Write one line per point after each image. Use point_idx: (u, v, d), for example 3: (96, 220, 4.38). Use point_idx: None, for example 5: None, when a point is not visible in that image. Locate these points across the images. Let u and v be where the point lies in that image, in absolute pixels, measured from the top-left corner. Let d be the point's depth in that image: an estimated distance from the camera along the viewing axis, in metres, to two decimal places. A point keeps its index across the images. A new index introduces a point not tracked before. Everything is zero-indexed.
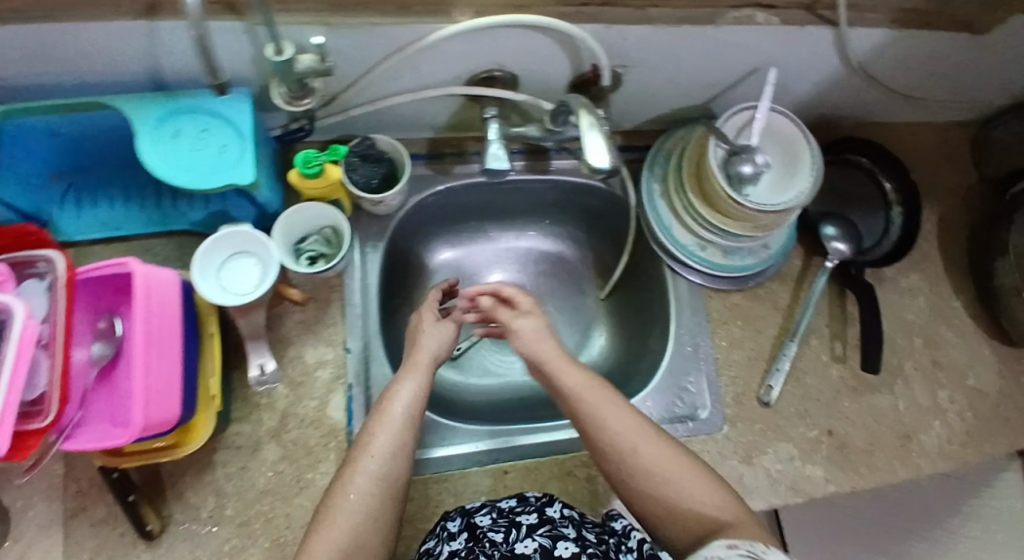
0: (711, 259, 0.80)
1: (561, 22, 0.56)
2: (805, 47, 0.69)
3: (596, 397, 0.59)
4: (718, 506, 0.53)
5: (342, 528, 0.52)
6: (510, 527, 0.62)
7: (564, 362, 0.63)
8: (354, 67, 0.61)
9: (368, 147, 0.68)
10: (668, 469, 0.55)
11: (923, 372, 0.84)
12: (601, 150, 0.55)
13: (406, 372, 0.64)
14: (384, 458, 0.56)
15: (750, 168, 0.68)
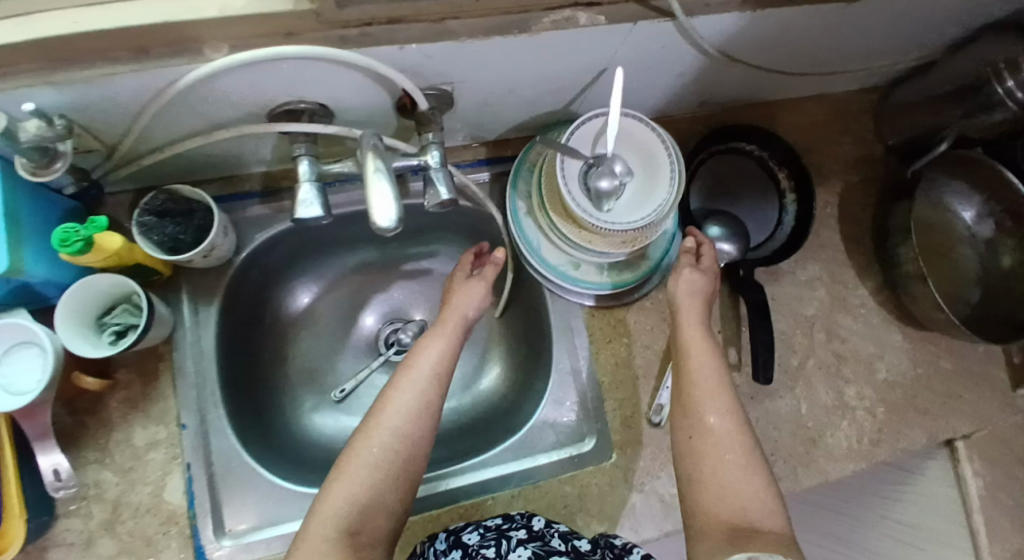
0: (587, 277, 0.74)
1: (345, 54, 0.49)
2: (651, 41, 0.61)
3: (712, 382, 0.63)
4: (757, 506, 0.55)
5: (359, 485, 0.52)
6: (499, 540, 0.60)
7: (698, 333, 0.67)
8: (116, 117, 0.53)
9: (165, 200, 0.60)
10: (732, 459, 0.58)
11: (827, 369, 0.80)
12: (387, 202, 0.48)
13: (434, 332, 0.64)
14: (410, 411, 0.57)
15: (608, 184, 0.61)
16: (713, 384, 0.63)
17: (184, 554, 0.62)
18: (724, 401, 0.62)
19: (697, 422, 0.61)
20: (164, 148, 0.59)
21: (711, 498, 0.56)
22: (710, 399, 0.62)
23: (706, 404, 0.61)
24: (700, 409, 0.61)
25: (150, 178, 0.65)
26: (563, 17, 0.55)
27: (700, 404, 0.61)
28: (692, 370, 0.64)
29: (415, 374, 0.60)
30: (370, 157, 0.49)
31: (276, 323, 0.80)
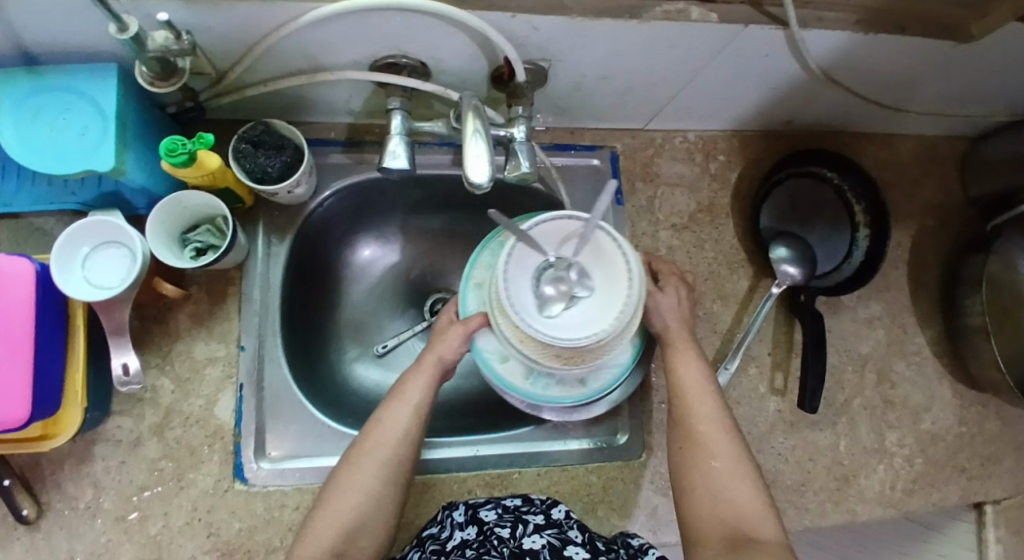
0: (509, 378, 0.59)
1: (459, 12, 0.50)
2: (755, 49, 0.61)
3: (701, 396, 0.59)
4: (753, 515, 0.54)
5: (346, 514, 0.54)
6: (516, 523, 0.61)
7: (687, 353, 0.61)
8: (233, 45, 0.55)
9: (261, 132, 0.63)
10: (719, 465, 0.56)
11: (873, 411, 0.79)
12: (482, 164, 0.49)
13: (416, 369, 0.60)
14: (393, 444, 0.57)
15: (554, 289, 0.48)
16: (695, 389, 0.59)
17: (224, 468, 0.65)
18: (716, 411, 0.59)
19: (687, 434, 0.58)
20: (267, 82, 0.61)
21: (705, 508, 0.55)
22: (699, 411, 0.58)
23: (698, 417, 0.58)
24: (690, 422, 0.58)
25: (247, 109, 0.67)
26: (674, 9, 0.55)
27: (689, 411, 0.59)
28: (678, 381, 0.60)
29: (405, 408, 0.58)
30: (470, 118, 0.50)
31: (332, 273, 0.81)
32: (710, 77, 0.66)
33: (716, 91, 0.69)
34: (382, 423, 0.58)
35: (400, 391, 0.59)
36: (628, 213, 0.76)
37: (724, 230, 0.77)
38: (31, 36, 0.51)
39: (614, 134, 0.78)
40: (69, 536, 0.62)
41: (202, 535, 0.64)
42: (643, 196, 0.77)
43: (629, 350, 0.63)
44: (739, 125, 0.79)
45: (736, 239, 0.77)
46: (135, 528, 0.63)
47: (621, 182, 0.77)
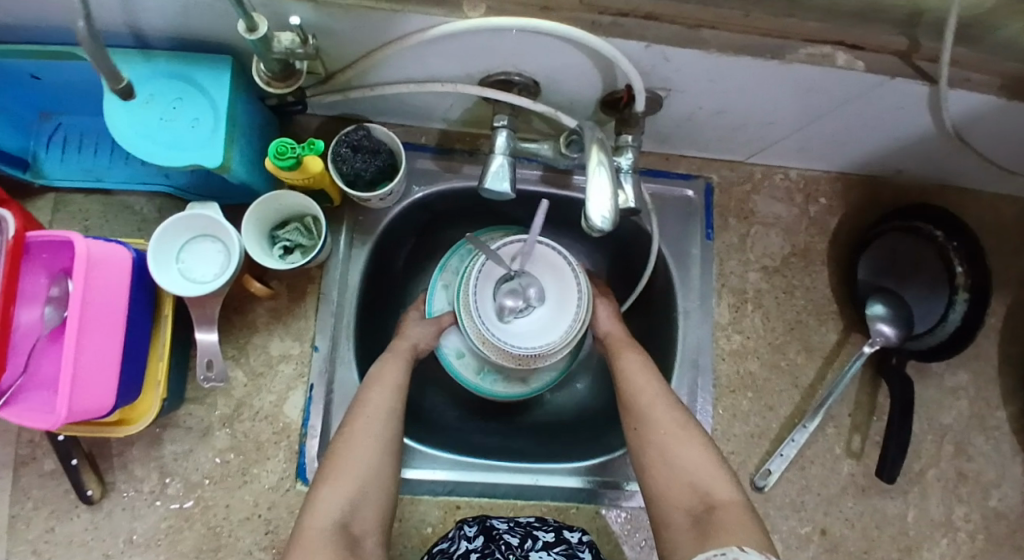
0: (463, 370, 0.77)
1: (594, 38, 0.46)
2: (890, 101, 0.57)
3: (644, 377, 0.65)
4: (709, 482, 0.57)
5: (348, 482, 0.56)
6: (526, 536, 0.63)
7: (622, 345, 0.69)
8: (352, 49, 0.53)
9: (362, 136, 0.61)
10: (670, 436, 0.60)
11: (945, 484, 0.75)
12: (604, 199, 0.46)
13: (383, 363, 0.65)
14: (383, 412, 0.60)
15: (511, 300, 0.67)
16: (642, 377, 0.64)
17: (288, 467, 0.65)
18: (660, 392, 0.63)
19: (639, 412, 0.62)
20: (374, 87, 0.59)
21: (668, 484, 0.58)
22: (647, 395, 0.63)
23: (647, 395, 0.63)
24: (640, 406, 0.62)
25: (346, 109, 0.66)
26: (820, 52, 0.50)
27: (637, 395, 0.63)
28: (623, 363, 0.67)
29: (387, 384, 0.62)
30: (595, 149, 0.48)
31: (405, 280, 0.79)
32: (832, 122, 0.62)
33: (832, 136, 0.65)
34: (366, 403, 0.61)
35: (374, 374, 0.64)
36: (717, 250, 0.73)
37: (817, 277, 0.74)
38: (151, 23, 0.51)
39: (710, 164, 0.74)
40: (131, 518, 0.63)
41: (260, 531, 0.64)
42: (736, 233, 0.73)
43: (565, 358, 0.78)
44: (845, 169, 0.74)
45: (830, 288, 0.74)
46: (196, 517, 0.64)
47: (713, 216, 0.73)
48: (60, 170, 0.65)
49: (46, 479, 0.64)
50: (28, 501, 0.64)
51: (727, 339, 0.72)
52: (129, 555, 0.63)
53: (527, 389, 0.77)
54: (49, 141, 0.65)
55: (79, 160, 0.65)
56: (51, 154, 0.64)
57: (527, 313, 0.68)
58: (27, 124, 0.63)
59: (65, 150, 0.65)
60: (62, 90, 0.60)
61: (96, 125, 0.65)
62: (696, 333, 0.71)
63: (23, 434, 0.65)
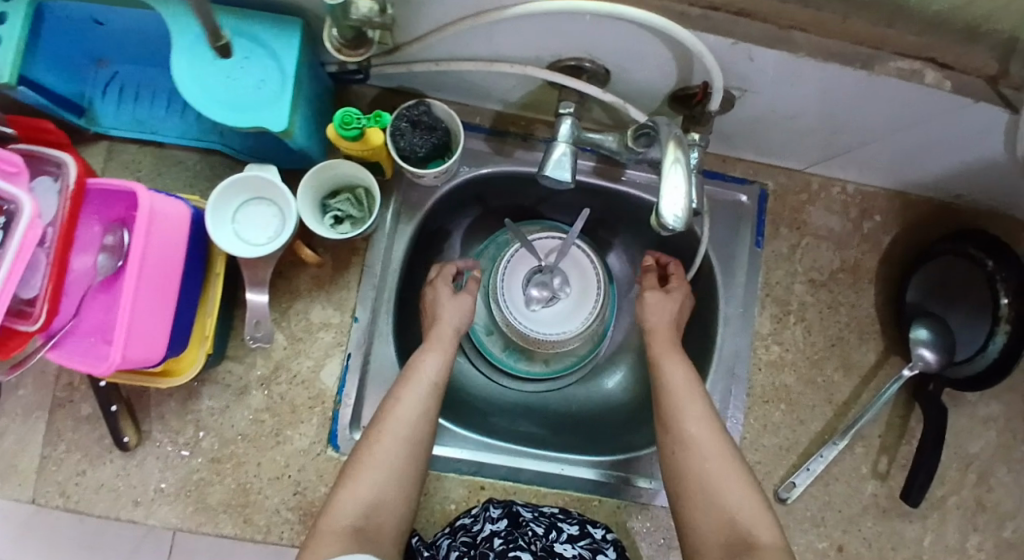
0: (490, 345, 0.81)
1: (681, 31, 0.44)
2: (970, 125, 0.55)
3: (685, 393, 0.60)
4: (748, 518, 0.53)
5: (366, 489, 0.56)
6: (551, 526, 0.64)
7: (668, 351, 0.64)
8: (424, 21, 0.52)
9: (421, 112, 0.61)
10: (713, 468, 0.56)
11: (964, 512, 0.74)
12: (679, 198, 0.44)
13: (428, 344, 0.65)
14: (410, 421, 0.60)
15: (540, 291, 0.74)
16: (687, 396, 0.60)
17: (319, 432, 0.66)
18: (708, 424, 0.59)
19: (678, 432, 0.59)
20: (439, 61, 0.58)
21: (704, 515, 0.55)
22: (695, 427, 0.58)
23: (687, 414, 0.59)
24: (687, 434, 0.58)
25: (405, 82, 0.65)
26: (910, 67, 0.49)
27: (679, 417, 0.59)
28: (666, 377, 0.62)
29: (421, 383, 0.62)
30: (670, 146, 0.45)
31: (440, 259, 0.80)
32: (902, 138, 0.60)
33: (898, 153, 0.64)
34: (396, 405, 0.60)
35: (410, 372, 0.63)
36: (765, 257, 0.71)
37: (863, 294, 0.72)
38: None
39: (766, 169, 0.73)
40: (163, 467, 0.64)
41: (288, 491, 0.65)
42: (786, 242, 0.72)
43: (585, 345, 0.80)
44: (905, 188, 0.73)
45: (875, 308, 0.73)
46: (227, 472, 0.65)
47: (764, 224, 0.72)
48: (115, 118, 0.64)
49: (81, 423, 0.65)
50: (61, 443, 0.65)
51: (766, 349, 0.70)
52: (159, 504, 0.64)
53: (547, 370, 0.81)
54: (105, 88, 0.64)
55: (134, 110, 0.64)
56: (108, 102, 0.64)
57: (555, 303, 0.75)
58: (84, 68, 0.62)
59: (120, 99, 0.64)
60: (123, 36, 0.59)
61: (154, 77, 0.64)
62: (735, 339, 0.70)
63: (61, 378, 0.65)
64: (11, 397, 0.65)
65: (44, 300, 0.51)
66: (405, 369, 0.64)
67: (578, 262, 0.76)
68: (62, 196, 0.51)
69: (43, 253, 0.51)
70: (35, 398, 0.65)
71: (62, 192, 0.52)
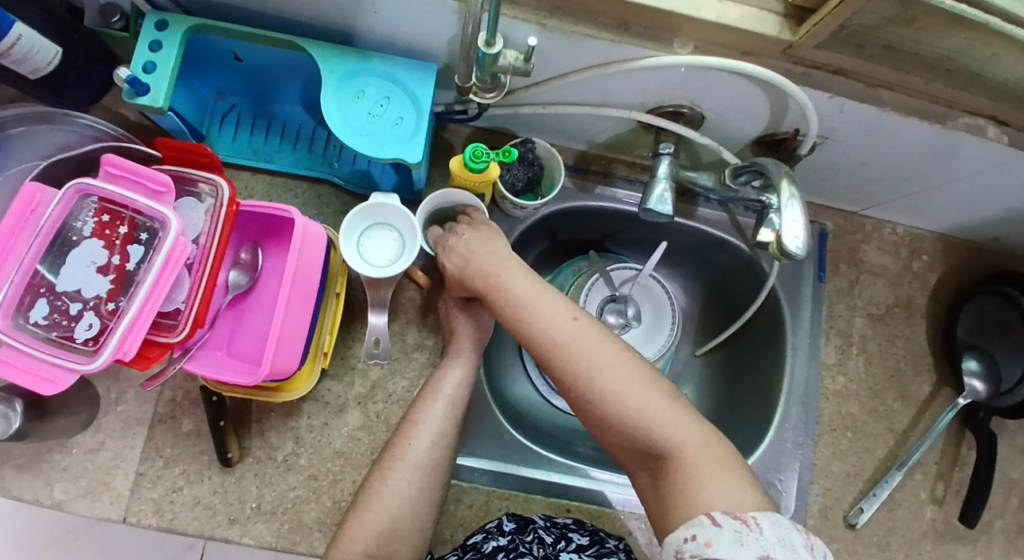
0: None
1: (790, 83, 0.51)
2: (1016, 171, 0.63)
3: (539, 303, 0.56)
4: (659, 422, 0.49)
5: (381, 515, 0.57)
6: (560, 536, 0.66)
7: (514, 267, 0.59)
8: (548, 70, 0.59)
9: (527, 149, 0.67)
10: (600, 365, 0.52)
11: (1009, 535, 0.79)
12: (799, 230, 0.49)
13: (450, 356, 0.65)
14: (428, 447, 0.60)
15: (615, 318, 0.79)
16: (548, 304, 0.56)
17: None
18: (583, 330, 0.54)
19: (554, 350, 0.54)
20: (547, 104, 0.64)
21: (616, 437, 0.52)
22: (567, 333, 0.54)
23: (550, 322, 0.55)
24: (552, 343, 0.54)
25: (504, 123, 0.71)
26: (977, 123, 0.57)
27: (540, 327, 0.55)
28: (507, 288, 0.58)
29: (436, 402, 0.61)
30: (784, 183, 0.51)
31: None
32: (951, 185, 0.68)
33: (944, 199, 0.71)
34: (413, 429, 0.60)
35: (433, 385, 0.62)
36: (827, 292, 0.76)
37: (916, 328, 0.77)
38: (377, 23, 0.55)
39: (823, 211, 0.78)
40: (260, 484, 0.65)
41: None
42: (845, 278, 0.77)
43: None
44: (949, 231, 0.79)
45: (927, 340, 0.78)
46: (323, 490, 0.66)
47: (825, 260, 0.76)
48: (228, 146, 0.69)
49: (181, 439, 0.66)
50: (160, 458, 0.66)
51: (832, 379, 0.74)
52: (254, 522, 0.65)
53: None
54: (220, 119, 0.69)
55: (249, 141, 0.69)
56: (224, 132, 0.69)
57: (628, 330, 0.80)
58: (205, 101, 0.68)
59: (236, 130, 0.69)
60: (250, 71, 0.65)
61: (270, 112, 0.70)
62: (804, 369, 0.73)
63: (165, 393, 0.67)
64: (111, 412, 0.67)
65: (189, 314, 0.53)
66: (428, 380, 0.64)
67: (649, 291, 0.83)
68: (212, 216, 0.54)
69: (189, 270, 0.54)
70: (136, 413, 0.67)
71: (212, 211, 0.55)
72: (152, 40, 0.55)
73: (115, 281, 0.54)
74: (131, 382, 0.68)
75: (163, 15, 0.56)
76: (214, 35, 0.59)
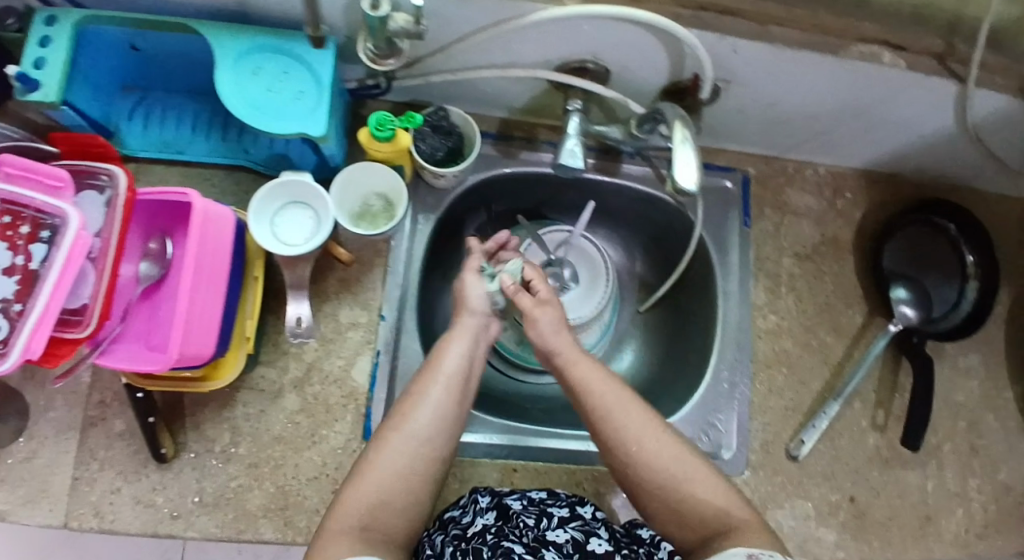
0: (506, 340, 0.84)
1: (675, 26, 0.51)
2: (923, 95, 0.63)
3: (610, 394, 0.59)
4: (723, 506, 0.53)
5: (375, 489, 0.51)
6: (541, 515, 0.63)
7: (577, 354, 0.62)
8: (447, 33, 0.58)
9: (440, 117, 0.66)
10: (669, 457, 0.56)
11: (959, 457, 0.80)
12: (692, 173, 0.50)
13: (453, 333, 0.63)
14: (431, 425, 0.56)
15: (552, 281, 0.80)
16: (612, 395, 0.59)
17: (354, 429, 0.68)
18: (652, 421, 0.57)
19: (622, 438, 0.57)
20: (456, 71, 0.63)
21: (667, 514, 0.55)
22: (634, 423, 0.57)
23: (620, 413, 0.58)
24: (619, 429, 0.57)
25: (420, 94, 0.70)
26: (870, 50, 0.57)
27: (609, 420, 0.58)
28: (575, 375, 0.61)
29: (437, 377, 0.58)
30: (677, 126, 0.51)
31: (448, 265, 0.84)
32: (865, 117, 0.69)
33: (860, 133, 0.72)
34: (419, 402, 0.57)
35: (432, 366, 0.59)
36: (753, 236, 0.78)
37: (845, 264, 0.79)
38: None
39: (747, 158, 0.80)
40: (200, 477, 0.66)
41: (328, 489, 0.66)
42: (770, 221, 0.79)
43: None
44: (871, 166, 0.81)
45: (857, 273, 0.80)
46: (265, 476, 0.66)
47: (750, 206, 0.79)
48: (140, 141, 0.68)
49: (114, 440, 0.67)
50: (94, 462, 0.66)
51: (764, 318, 0.77)
52: (197, 514, 0.65)
53: None
54: (130, 114, 0.68)
55: (160, 132, 0.68)
56: (134, 126, 0.68)
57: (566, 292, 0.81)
58: (112, 96, 0.67)
59: (146, 122, 0.68)
60: (152, 59, 0.64)
61: (180, 101, 0.69)
62: (736, 314, 0.76)
63: (93, 395, 0.67)
64: (41, 419, 0.67)
65: (96, 308, 0.52)
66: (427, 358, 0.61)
67: (584, 252, 0.83)
68: (111, 207, 0.54)
69: (92, 264, 0.53)
70: (66, 418, 0.67)
71: (111, 202, 0.54)
72: (42, 36, 0.54)
73: (20, 281, 0.51)
74: (61, 389, 0.67)
75: (52, 10, 0.55)
76: (110, 26, 0.58)
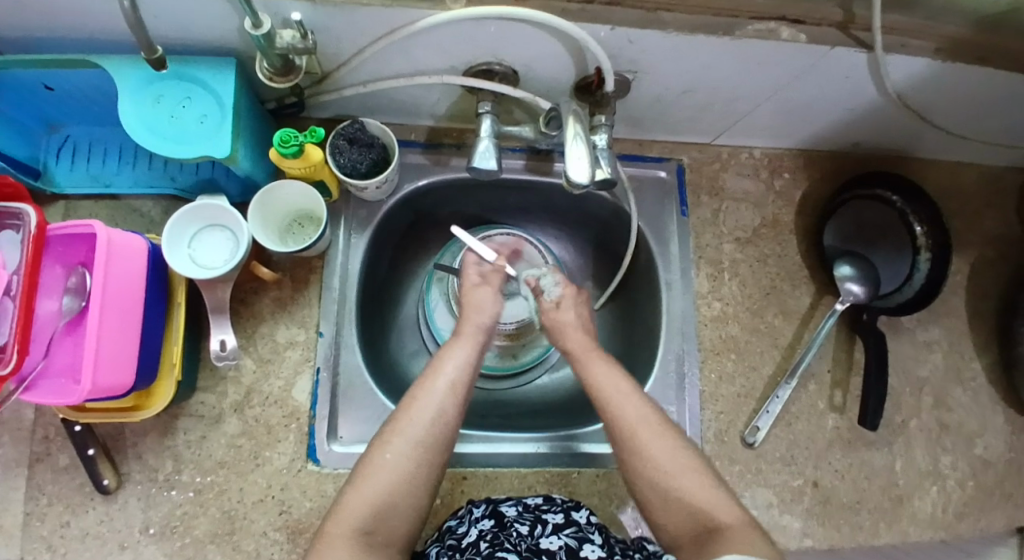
0: None
1: (562, 21, 0.51)
2: (837, 69, 0.62)
3: (615, 386, 0.60)
4: (710, 507, 0.53)
5: (377, 489, 0.52)
6: (536, 522, 0.60)
7: (589, 350, 0.64)
8: (345, 47, 0.58)
9: (357, 130, 0.65)
10: (670, 463, 0.55)
11: (928, 434, 0.78)
12: (582, 167, 0.54)
13: (456, 340, 0.62)
14: (428, 423, 0.55)
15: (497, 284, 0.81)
16: (622, 394, 0.59)
17: (299, 448, 0.67)
18: (654, 429, 0.57)
19: (624, 433, 0.57)
20: (366, 83, 0.65)
21: (674, 515, 0.54)
22: (643, 426, 0.57)
23: (626, 413, 0.58)
24: (620, 422, 0.58)
25: (341, 108, 0.71)
26: (767, 27, 0.56)
27: (618, 417, 0.58)
28: (599, 378, 0.61)
29: (442, 380, 0.58)
30: (572, 122, 0.55)
31: (396, 281, 0.84)
32: (787, 94, 0.68)
33: (785, 110, 0.72)
34: (413, 406, 0.56)
35: (432, 367, 0.59)
36: (692, 224, 0.79)
37: (787, 245, 0.80)
38: (162, 30, 0.56)
39: (680, 147, 0.81)
40: (145, 506, 0.65)
41: (274, 511, 0.66)
42: (708, 208, 0.79)
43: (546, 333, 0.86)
44: (805, 145, 0.81)
45: (800, 256, 0.80)
46: (210, 502, 0.66)
47: (686, 194, 0.79)
48: (70, 178, 0.68)
49: (60, 475, 0.66)
50: (43, 497, 0.65)
51: (708, 306, 0.77)
52: (145, 544, 0.64)
53: (517, 362, 0.86)
54: (58, 152, 0.69)
55: (88, 168, 0.69)
56: (62, 164, 0.68)
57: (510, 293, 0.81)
58: (39, 135, 0.67)
59: (73, 159, 0.69)
60: (72, 98, 0.63)
61: (107, 136, 0.69)
62: (680, 303, 0.77)
63: (37, 431, 0.67)
64: None
65: (14, 345, 0.52)
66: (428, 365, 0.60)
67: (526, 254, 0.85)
68: (24, 244, 0.54)
69: (10, 300, 0.53)
70: (13, 455, 0.66)
71: (25, 240, 0.54)
72: None
73: None
74: (5, 426, 0.67)
75: None
76: (21, 70, 0.57)
